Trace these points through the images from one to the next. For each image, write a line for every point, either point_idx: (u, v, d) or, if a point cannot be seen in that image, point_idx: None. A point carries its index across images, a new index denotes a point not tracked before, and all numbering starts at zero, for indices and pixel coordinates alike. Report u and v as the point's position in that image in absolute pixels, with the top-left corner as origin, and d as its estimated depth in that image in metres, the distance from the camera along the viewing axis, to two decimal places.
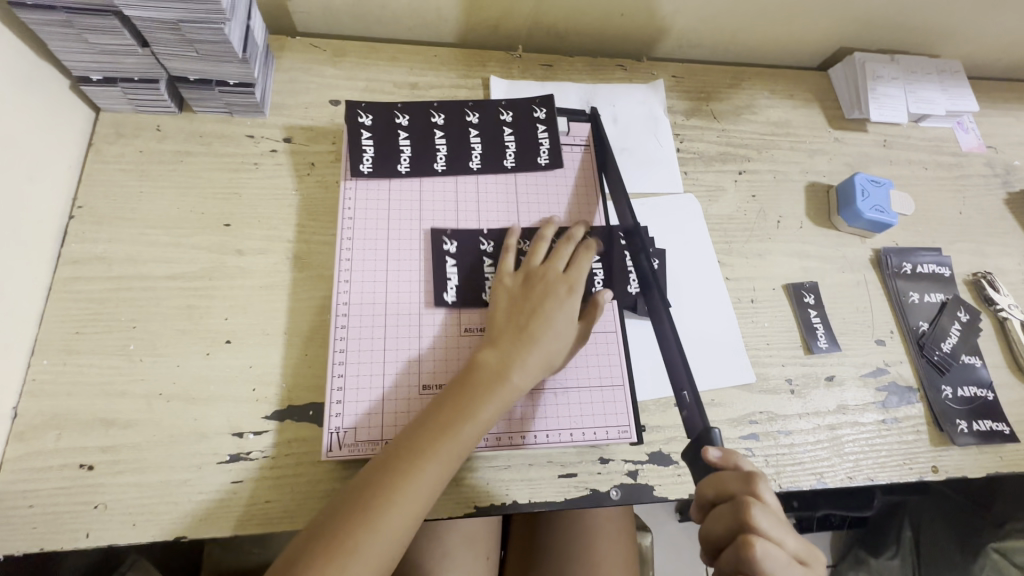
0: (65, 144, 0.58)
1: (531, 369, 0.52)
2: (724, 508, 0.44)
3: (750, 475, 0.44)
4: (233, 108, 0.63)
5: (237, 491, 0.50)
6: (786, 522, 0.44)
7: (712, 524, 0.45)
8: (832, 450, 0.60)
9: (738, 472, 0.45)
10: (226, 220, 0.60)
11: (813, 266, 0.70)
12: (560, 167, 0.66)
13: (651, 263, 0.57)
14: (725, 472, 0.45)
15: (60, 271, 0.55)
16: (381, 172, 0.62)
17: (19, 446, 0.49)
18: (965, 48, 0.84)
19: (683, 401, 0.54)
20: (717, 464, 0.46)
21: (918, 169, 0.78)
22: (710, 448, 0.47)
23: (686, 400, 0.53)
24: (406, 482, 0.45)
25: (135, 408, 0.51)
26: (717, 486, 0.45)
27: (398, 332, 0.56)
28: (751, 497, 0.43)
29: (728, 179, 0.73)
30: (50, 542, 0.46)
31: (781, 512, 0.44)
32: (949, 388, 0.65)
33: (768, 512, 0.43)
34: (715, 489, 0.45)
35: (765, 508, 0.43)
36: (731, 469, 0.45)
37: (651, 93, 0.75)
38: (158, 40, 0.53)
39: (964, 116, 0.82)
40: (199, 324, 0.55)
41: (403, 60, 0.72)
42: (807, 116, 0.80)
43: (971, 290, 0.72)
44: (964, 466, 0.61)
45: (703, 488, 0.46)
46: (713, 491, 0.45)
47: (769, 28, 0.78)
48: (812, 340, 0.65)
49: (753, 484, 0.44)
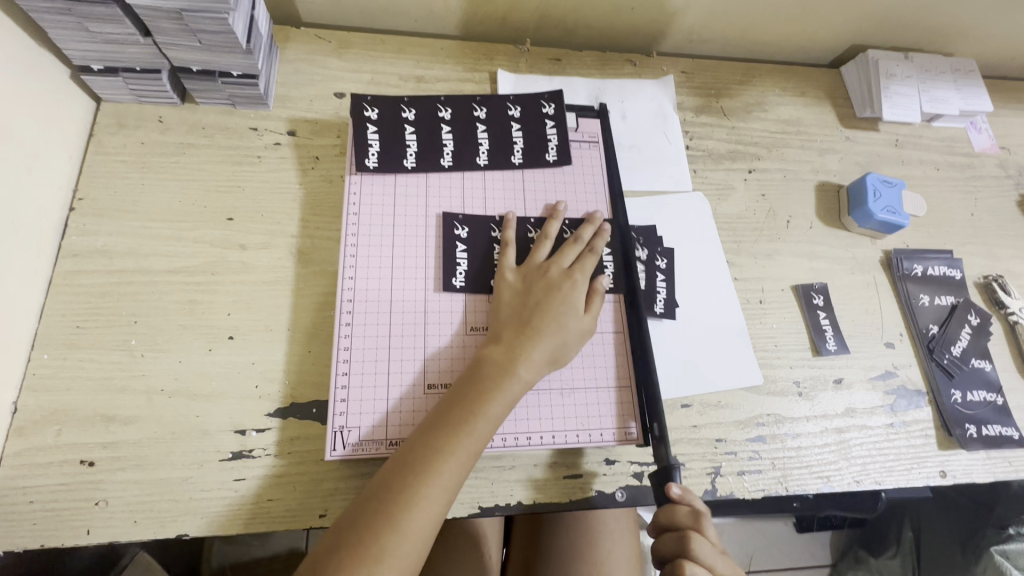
0: (66, 134, 0.57)
1: (541, 361, 0.52)
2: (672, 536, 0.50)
3: (697, 513, 0.50)
4: (236, 100, 0.62)
5: (239, 489, 0.49)
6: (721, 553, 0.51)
7: (659, 545, 0.51)
8: (839, 454, 0.60)
9: (691, 509, 0.50)
10: (229, 214, 0.59)
11: (822, 267, 0.69)
12: (568, 163, 0.65)
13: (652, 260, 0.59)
14: (679, 507, 0.50)
15: (60, 264, 0.55)
16: (387, 167, 0.61)
17: (19, 441, 0.48)
18: (980, 47, 0.82)
19: (650, 430, 0.55)
20: (674, 500, 0.50)
21: (930, 169, 0.77)
22: (672, 484, 0.50)
23: (654, 429, 0.55)
24: (425, 483, 0.44)
25: (136, 404, 0.51)
26: (669, 517, 0.50)
27: (403, 330, 0.55)
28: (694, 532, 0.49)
29: (738, 177, 0.72)
30: (50, 539, 0.46)
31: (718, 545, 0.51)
32: (958, 393, 0.64)
33: (706, 544, 0.50)
34: (668, 521, 0.50)
35: (705, 541, 0.49)
36: (685, 505, 0.50)
37: (660, 89, 0.74)
38: (160, 29, 0.51)
39: (977, 116, 0.81)
40: (201, 320, 0.55)
41: (409, 53, 0.71)
42: (818, 115, 0.78)
43: (982, 293, 0.71)
44: (971, 470, 0.61)
45: (657, 515, 0.51)
46: (665, 521, 0.50)
47: (782, 24, 0.76)
48: (821, 342, 0.64)
49: (699, 520, 0.50)
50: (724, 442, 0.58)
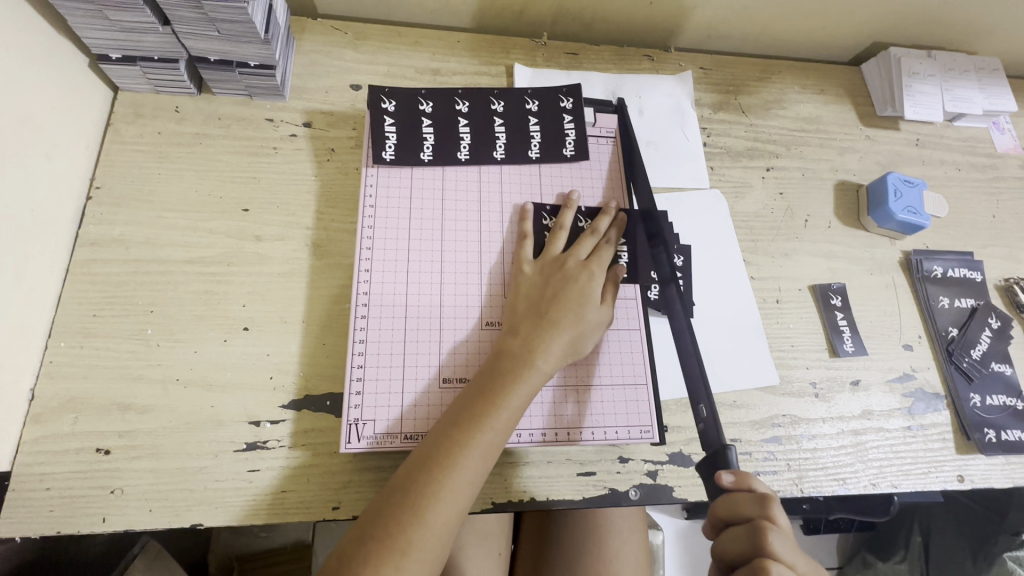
0: (84, 123, 0.57)
1: (560, 353, 0.52)
2: (742, 531, 0.45)
3: (765, 500, 0.45)
4: (253, 91, 0.62)
5: (252, 480, 0.49)
6: (799, 549, 0.45)
7: (728, 544, 0.45)
8: (856, 456, 0.59)
9: (753, 495, 0.46)
10: (245, 205, 0.59)
11: (840, 267, 0.68)
12: (586, 158, 0.64)
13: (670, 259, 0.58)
14: (739, 495, 0.46)
15: (78, 252, 0.55)
16: (404, 160, 0.61)
17: (36, 429, 0.48)
18: (1005, 46, 0.81)
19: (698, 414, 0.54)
20: (731, 488, 0.47)
21: (951, 169, 0.76)
22: (725, 471, 0.47)
23: (701, 414, 0.54)
24: (450, 474, 0.44)
25: (151, 394, 0.51)
26: (732, 508, 0.46)
27: (419, 325, 0.55)
28: (766, 521, 0.44)
29: (756, 175, 0.71)
30: (67, 526, 0.46)
31: (794, 541, 0.45)
32: (977, 397, 0.63)
33: (782, 536, 0.44)
34: (732, 513, 0.46)
35: (780, 532, 0.44)
36: (745, 492, 0.46)
37: (678, 84, 0.73)
38: (180, 18, 0.51)
39: (1000, 116, 0.80)
40: (216, 310, 0.55)
41: (426, 45, 0.71)
42: (838, 113, 0.77)
43: (1002, 295, 0.70)
44: (990, 475, 0.60)
45: (718, 510, 0.47)
46: (728, 514, 0.46)
47: (802, 19, 0.75)
48: (838, 342, 0.63)
49: (768, 507, 0.45)
50: (739, 442, 0.57)
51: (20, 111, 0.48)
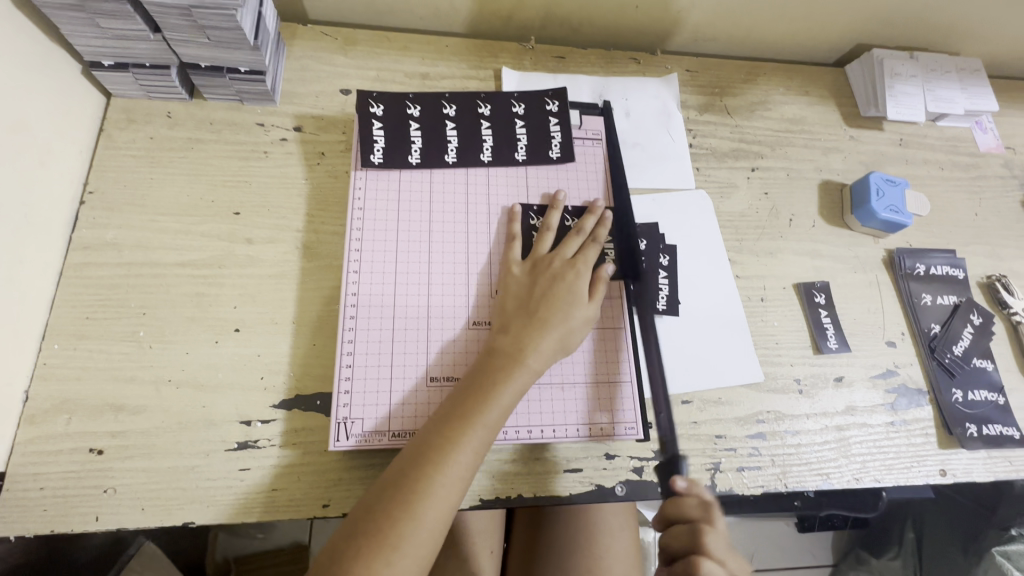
0: (77, 129, 0.58)
1: (549, 351, 0.53)
2: (682, 529, 0.53)
3: (707, 505, 0.53)
4: (243, 96, 0.63)
5: (243, 479, 0.50)
6: (730, 545, 0.53)
7: (672, 539, 0.54)
8: (839, 451, 0.60)
9: (699, 500, 0.53)
10: (236, 209, 0.60)
11: (824, 266, 0.69)
12: (572, 160, 0.65)
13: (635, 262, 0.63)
14: (687, 499, 0.53)
15: (72, 255, 0.56)
16: (393, 163, 0.62)
17: (30, 430, 0.49)
18: (987, 47, 0.82)
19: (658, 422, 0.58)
20: (682, 493, 0.53)
21: (934, 169, 0.77)
22: (679, 477, 0.53)
23: (662, 423, 0.58)
24: (440, 470, 0.45)
25: (143, 395, 0.52)
26: (678, 510, 0.53)
27: (407, 325, 0.56)
28: (704, 523, 0.52)
29: (741, 175, 0.72)
30: (61, 525, 0.47)
31: (727, 539, 0.54)
32: (959, 392, 0.64)
33: (716, 535, 0.52)
34: (677, 513, 0.53)
35: (714, 532, 0.52)
36: (694, 497, 0.53)
37: (664, 87, 0.75)
38: (170, 25, 0.52)
39: (983, 116, 0.81)
40: (208, 312, 0.55)
41: (415, 50, 0.72)
42: (822, 113, 0.79)
43: (984, 292, 0.71)
44: (972, 470, 0.61)
45: (665, 508, 0.54)
46: (675, 514, 0.53)
47: (786, 22, 0.76)
48: (822, 340, 0.64)
49: (708, 511, 0.53)
50: (723, 439, 0.58)
51: (15, 117, 0.49)
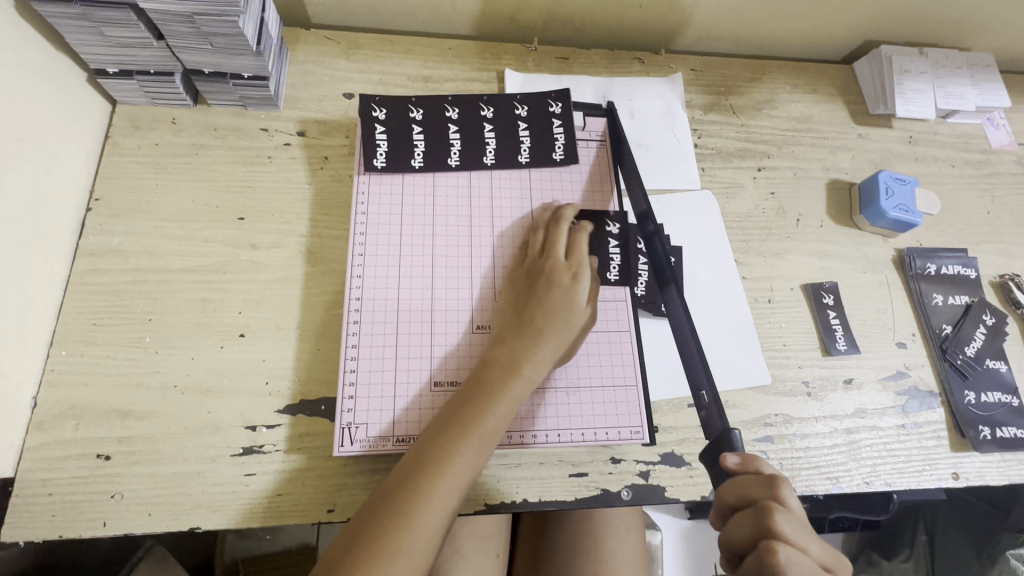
0: (83, 137, 0.58)
1: (549, 359, 0.52)
2: (746, 515, 0.45)
3: (772, 481, 0.45)
4: (247, 101, 0.63)
5: (249, 484, 0.50)
6: (807, 528, 0.45)
7: (736, 532, 0.45)
8: (849, 455, 0.59)
9: (760, 475, 0.46)
10: (240, 214, 0.60)
11: (832, 266, 0.68)
12: (575, 162, 0.65)
13: (666, 255, 0.58)
14: (745, 478, 0.46)
15: (79, 262, 0.56)
16: (395, 167, 0.62)
17: (38, 436, 0.50)
18: (999, 41, 0.80)
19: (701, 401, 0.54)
20: (737, 470, 0.47)
21: (945, 167, 0.76)
22: (729, 453, 0.47)
23: (704, 402, 0.53)
24: (438, 481, 0.45)
25: (150, 400, 0.52)
26: (738, 492, 0.46)
27: (410, 329, 0.56)
28: (774, 502, 0.44)
29: (747, 175, 0.71)
30: (69, 530, 0.47)
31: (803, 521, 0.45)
32: (972, 394, 0.63)
33: (792, 519, 0.43)
34: (737, 495, 0.46)
35: (789, 514, 0.43)
36: (751, 475, 0.46)
37: (668, 87, 0.74)
38: (174, 32, 0.52)
39: (994, 112, 0.80)
40: (213, 318, 0.56)
41: (418, 53, 0.72)
42: (830, 111, 0.77)
43: (996, 291, 0.69)
44: (986, 473, 0.60)
45: (724, 494, 0.47)
46: (734, 497, 0.46)
47: (793, 18, 0.75)
48: (830, 341, 0.64)
49: (776, 488, 0.44)
50: None
51: (20, 125, 0.50)
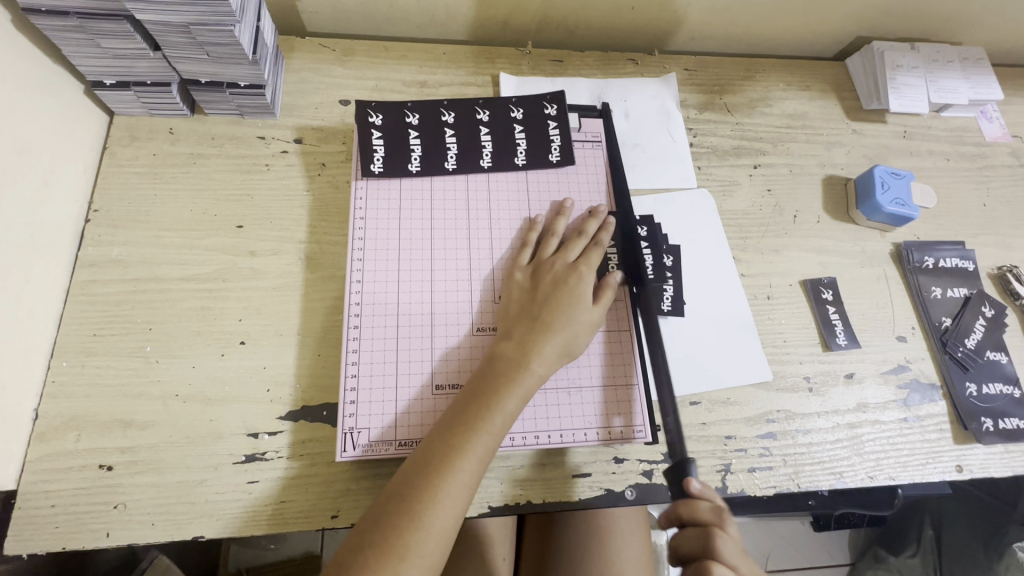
0: (81, 148, 0.58)
1: (554, 354, 0.52)
2: (693, 533, 0.49)
3: (721, 509, 0.49)
4: (244, 110, 0.64)
5: (252, 491, 0.50)
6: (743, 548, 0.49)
7: (681, 543, 0.50)
8: (852, 449, 0.59)
9: (712, 503, 0.49)
10: (239, 222, 0.60)
11: (830, 261, 0.68)
12: (572, 163, 0.65)
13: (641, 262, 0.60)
14: (699, 502, 0.50)
15: (78, 273, 0.56)
16: (392, 172, 0.62)
17: (40, 447, 0.50)
18: (990, 34, 0.81)
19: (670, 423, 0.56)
20: (695, 495, 0.50)
21: (939, 160, 0.76)
22: (693, 479, 0.50)
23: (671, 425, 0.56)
24: (446, 478, 0.45)
25: (152, 410, 0.52)
26: (691, 513, 0.49)
27: (411, 333, 0.56)
28: (719, 529, 0.48)
29: (743, 173, 0.72)
30: (72, 541, 0.47)
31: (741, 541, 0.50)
32: (973, 385, 0.63)
33: (731, 542, 0.48)
34: (689, 515, 0.49)
35: (729, 539, 0.48)
36: (705, 500, 0.50)
37: (662, 87, 0.74)
38: (170, 43, 0.53)
39: (987, 105, 0.80)
40: (213, 326, 0.56)
41: (413, 59, 0.72)
42: (823, 108, 0.78)
43: (995, 283, 0.70)
44: (989, 464, 0.60)
45: (676, 510, 0.50)
46: (686, 516, 0.50)
47: (785, 16, 0.76)
48: (830, 336, 0.64)
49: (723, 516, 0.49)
50: (733, 440, 0.58)
51: (18, 138, 0.50)
